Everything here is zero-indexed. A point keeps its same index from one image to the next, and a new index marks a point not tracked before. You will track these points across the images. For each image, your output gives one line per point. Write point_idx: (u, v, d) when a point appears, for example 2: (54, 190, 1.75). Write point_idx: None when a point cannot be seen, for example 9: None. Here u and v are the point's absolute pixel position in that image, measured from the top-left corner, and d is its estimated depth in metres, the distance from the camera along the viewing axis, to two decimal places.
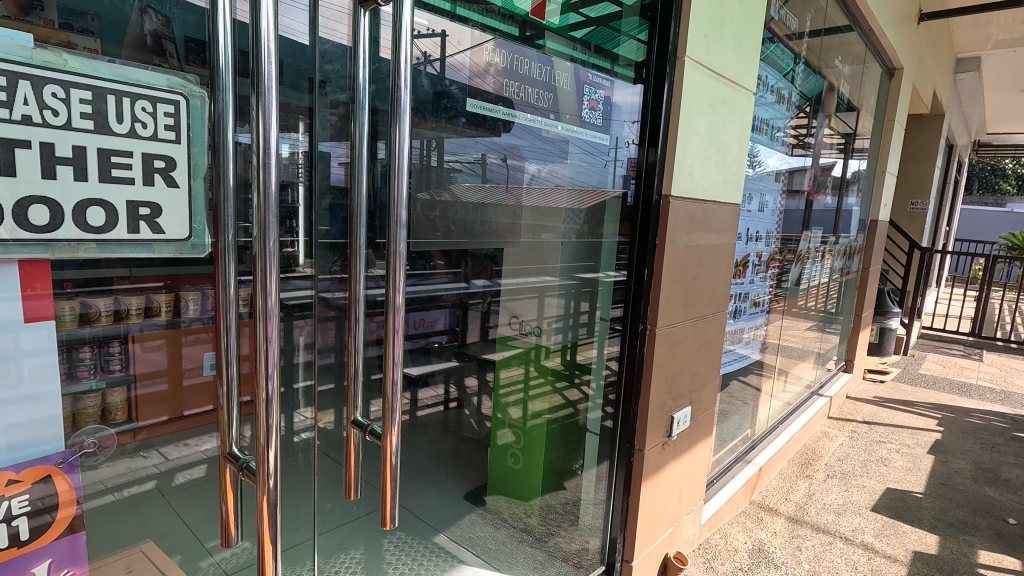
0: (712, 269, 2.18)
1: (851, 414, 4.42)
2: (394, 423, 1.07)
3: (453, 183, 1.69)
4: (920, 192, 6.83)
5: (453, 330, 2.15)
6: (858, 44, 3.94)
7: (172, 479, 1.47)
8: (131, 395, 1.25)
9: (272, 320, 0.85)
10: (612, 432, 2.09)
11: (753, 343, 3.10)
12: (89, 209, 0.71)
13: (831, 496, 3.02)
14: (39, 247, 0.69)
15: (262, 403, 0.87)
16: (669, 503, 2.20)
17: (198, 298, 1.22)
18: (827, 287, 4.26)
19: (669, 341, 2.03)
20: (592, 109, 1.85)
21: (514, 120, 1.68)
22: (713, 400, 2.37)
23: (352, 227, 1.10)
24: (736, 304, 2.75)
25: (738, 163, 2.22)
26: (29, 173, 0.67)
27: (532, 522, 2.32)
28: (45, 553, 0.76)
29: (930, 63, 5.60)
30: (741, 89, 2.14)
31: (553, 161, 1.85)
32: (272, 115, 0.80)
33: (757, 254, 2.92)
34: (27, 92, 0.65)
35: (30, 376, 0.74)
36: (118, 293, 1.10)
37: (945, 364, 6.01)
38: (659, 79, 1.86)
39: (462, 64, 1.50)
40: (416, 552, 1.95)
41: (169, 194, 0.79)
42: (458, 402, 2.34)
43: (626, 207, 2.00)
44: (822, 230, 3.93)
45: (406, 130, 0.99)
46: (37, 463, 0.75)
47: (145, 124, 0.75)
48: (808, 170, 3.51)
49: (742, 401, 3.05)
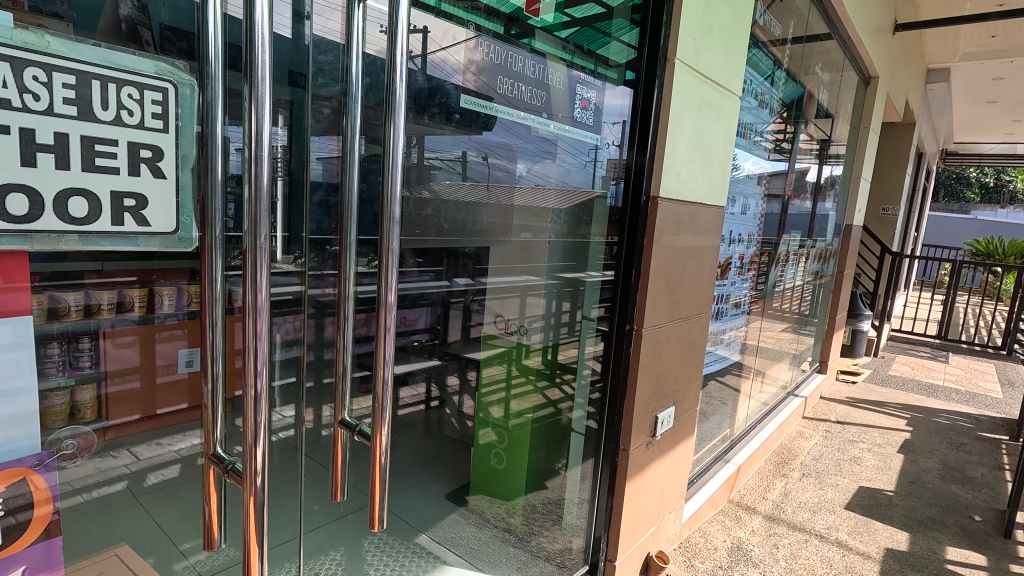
0: (697, 270, 2.20)
1: (824, 414, 4.53)
2: (384, 421, 1.05)
3: (432, 180, 1.63)
4: (891, 198, 7.03)
5: (433, 328, 2.10)
6: (837, 52, 4.03)
7: (143, 479, 1.41)
8: (102, 392, 1.20)
9: (262, 317, 0.82)
10: (597, 431, 2.11)
11: (732, 344, 3.14)
12: (70, 198, 0.68)
13: (806, 494, 3.08)
14: (17, 238, 0.65)
15: (251, 402, 0.84)
16: (651, 503, 2.21)
17: (173, 293, 1.19)
18: (803, 290, 4.35)
19: (654, 342, 2.04)
20: (584, 109, 1.86)
21: (489, 115, 1.63)
22: (696, 400, 2.39)
23: (342, 223, 1.07)
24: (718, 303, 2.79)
25: (723, 166, 2.24)
26: (7, 160, 0.63)
27: (514, 522, 2.32)
28: (19, 559, 0.71)
29: (903, 73, 5.76)
30: (727, 94, 2.16)
31: (540, 161, 1.84)
32: (265, 106, 0.77)
33: (739, 256, 2.96)
34: (6, 73, 0.62)
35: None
36: (89, 288, 1.06)
37: (914, 365, 6.20)
38: (649, 82, 1.88)
39: (444, 62, 1.47)
40: (396, 552, 1.94)
41: (155, 185, 0.76)
42: (440, 401, 2.37)
43: (613, 209, 2.01)
44: (798, 233, 4.01)
45: (400, 125, 0.97)
46: (12, 465, 0.70)
47: (131, 112, 0.72)
48: (786, 174, 3.59)
49: (721, 402, 3.09)
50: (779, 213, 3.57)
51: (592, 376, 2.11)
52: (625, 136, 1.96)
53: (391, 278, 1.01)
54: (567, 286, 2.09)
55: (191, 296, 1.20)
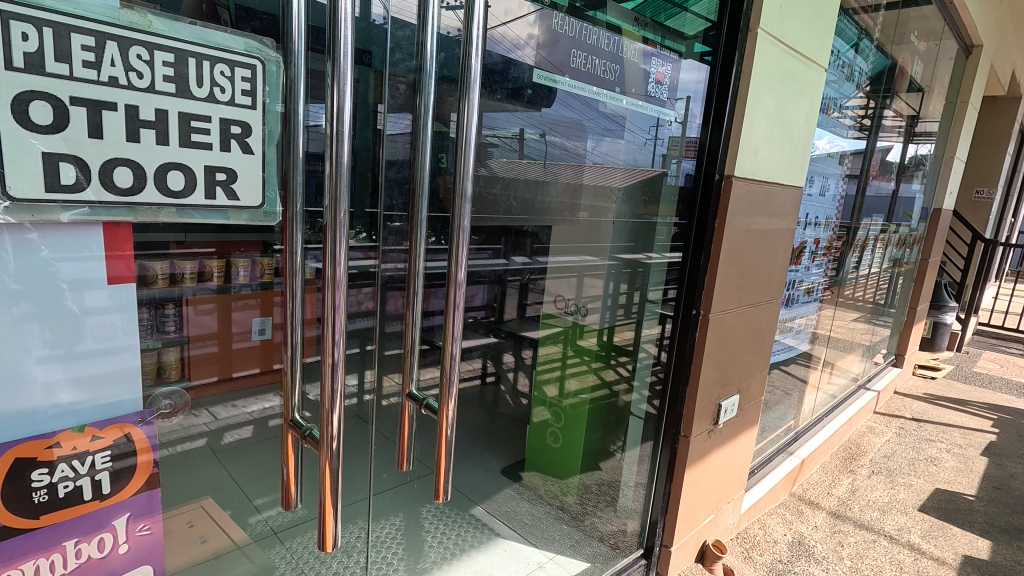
0: (770, 254, 2.10)
1: (898, 410, 4.27)
2: (451, 394, 1.07)
3: (489, 158, 1.59)
4: (988, 180, 6.43)
5: (490, 304, 2.14)
6: (936, 18, 3.68)
7: (220, 437, 1.45)
8: (185, 354, 1.22)
9: (340, 289, 0.84)
10: (658, 415, 2.05)
11: (802, 333, 3.00)
12: (169, 172, 0.72)
13: (875, 493, 2.93)
14: (123, 209, 0.70)
15: (328, 372, 0.87)
16: (710, 492, 2.16)
17: (248, 265, 1.29)
18: (880, 278, 4.09)
19: (721, 328, 1.96)
20: (658, 83, 1.79)
21: (554, 87, 1.58)
22: (761, 390, 2.29)
23: (414, 200, 1.08)
24: (789, 289, 2.67)
25: (804, 144, 2.11)
26: (114, 135, 0.67)
27: (568, 501, 2.34)
28: (124, 507, 0.77)
29: (1011, 41, 5.21)
30: (812, 66, 2.02)
31: (607, 137, 1.81)
32: (346, 82, 0.77)
33: (815, 241, 2.80)
34: (114, 52, 0.65)
35: (93, 334, 0.73)
36: (173, 257, 1.13)
37: (1003, 363, 5.73)
38: (729, 55, 1.78)
39: (504, 38, 1.43)
40: (453, 521, 2.04)
41: (244, 160, 0.78)
42: (496, 376, 2.38)
43: (681, 189, 1.93)
44: (879, 217, 3.75)
45: (474, 101, 0.96)
46: (119, 420, 0.76)
47: (223, 89, 0.75)
48: (870, 154, 3.34)
49: (786, 392, 2.97)
50: (859, 196, 3.34)
51: (649, 358, 2.06)
52: (697, 113, 1.87)
53: (461, 254, 1.01)
54: (626, 266, 2.06)
55: (264, 267, 1.31)
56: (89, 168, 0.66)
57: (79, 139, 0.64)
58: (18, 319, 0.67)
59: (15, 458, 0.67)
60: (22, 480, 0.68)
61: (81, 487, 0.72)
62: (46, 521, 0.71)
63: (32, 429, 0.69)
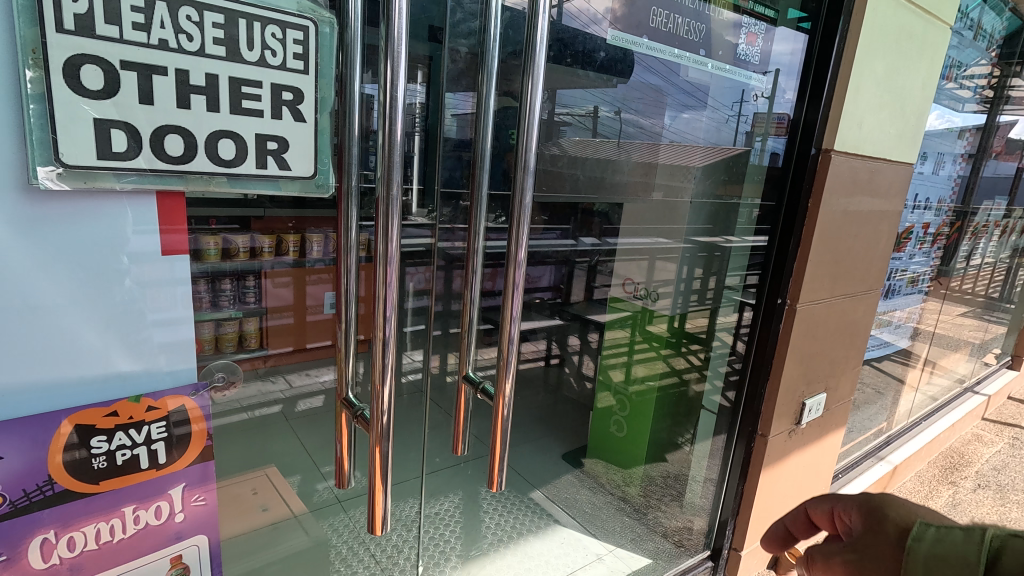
0: (871, 239, 1.87)
1: (1012, 418, 3.81)
2: (508, 379, 1.01)
3: (562, 136, 1.50)
4: None
5: (557, 287, 2.11)
6: None
7: (294, 405, 1.50)
8: (263, 324, 1.27)
9: (392, 267, 0.80)
10: (732, 409, 1.89)
11: (901, 328, 2.71)
12: (220, 141, 0.69)
13: (982, 509, 2.62)
14: (175, 178, 0.68)
15: (379, 353, 0.84)
16: (787, 495, 1.99)
17: (322, 240, 1.23)
18: (998, 270, 3.63)
19: (808, 320, 1.77)
20: (750, 44, 1.61)
21: (631, 49, 1.44)
22: (852, 391, 2.07)
23: (474, 174, 1.02)
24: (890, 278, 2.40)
25: (919, 114, 1.85)
26: (165, 101, 0.65)
27: (631, 492, 2.27)
28: (179, 477, 0.78)
29: None
30: (935, 23, 1.75)
31: (689, 109, 1.65)
32: (400, 43, 0.72)
33: (923, 225, 2.50)
34: (163, 14, 0.62)
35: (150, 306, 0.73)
36: (254, 231, 1.14)
37: None
38: (833, 17, 1.57)
39: (581, 11, 1.31)
40: (512, 506, 2.01)
41: (296, 128, 0.75)
42: (560, 358, 2.46)
43: (771, 169, 1.73)
44: (1002, 200, 3.31)
45: (541, 66, 0.88)
46: (174, 392, 0.76)
47: (274, 52, 0.71)
48: (995, 127, 2.93)
49: (879, 392, 2.70)
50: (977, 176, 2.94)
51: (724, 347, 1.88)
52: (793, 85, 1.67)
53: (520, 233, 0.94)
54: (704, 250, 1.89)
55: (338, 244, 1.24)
56: (139, 135, 0.64)
57: (130, 104, 0.63)
58: (78, 289, 0.67)
59: (75, 424, 0.69)
60: (83, 444, 0.70)
61: (138, 456, 0.73)
62: (107, 486, 0.72)
63: (93, 395, 0.70)
